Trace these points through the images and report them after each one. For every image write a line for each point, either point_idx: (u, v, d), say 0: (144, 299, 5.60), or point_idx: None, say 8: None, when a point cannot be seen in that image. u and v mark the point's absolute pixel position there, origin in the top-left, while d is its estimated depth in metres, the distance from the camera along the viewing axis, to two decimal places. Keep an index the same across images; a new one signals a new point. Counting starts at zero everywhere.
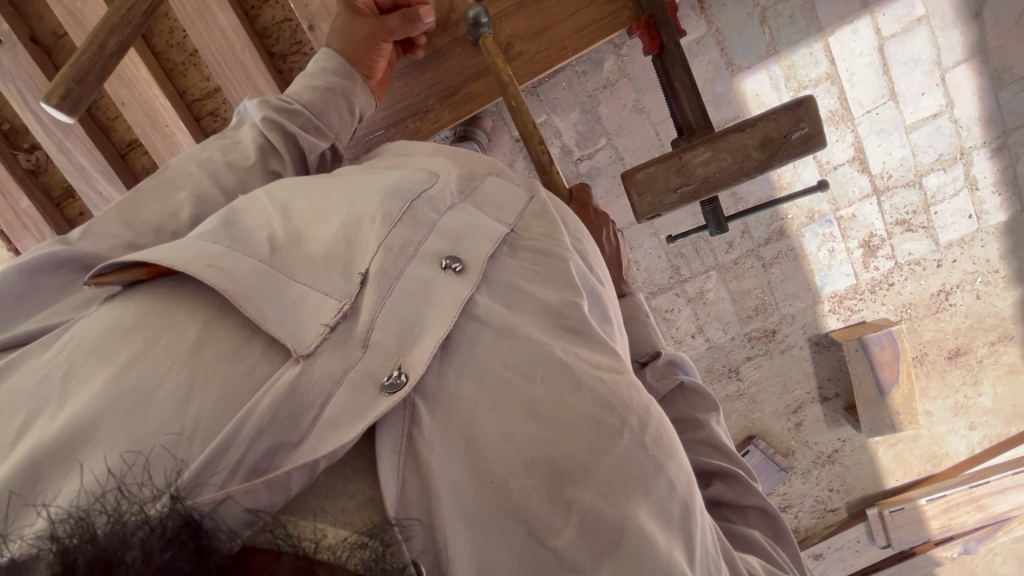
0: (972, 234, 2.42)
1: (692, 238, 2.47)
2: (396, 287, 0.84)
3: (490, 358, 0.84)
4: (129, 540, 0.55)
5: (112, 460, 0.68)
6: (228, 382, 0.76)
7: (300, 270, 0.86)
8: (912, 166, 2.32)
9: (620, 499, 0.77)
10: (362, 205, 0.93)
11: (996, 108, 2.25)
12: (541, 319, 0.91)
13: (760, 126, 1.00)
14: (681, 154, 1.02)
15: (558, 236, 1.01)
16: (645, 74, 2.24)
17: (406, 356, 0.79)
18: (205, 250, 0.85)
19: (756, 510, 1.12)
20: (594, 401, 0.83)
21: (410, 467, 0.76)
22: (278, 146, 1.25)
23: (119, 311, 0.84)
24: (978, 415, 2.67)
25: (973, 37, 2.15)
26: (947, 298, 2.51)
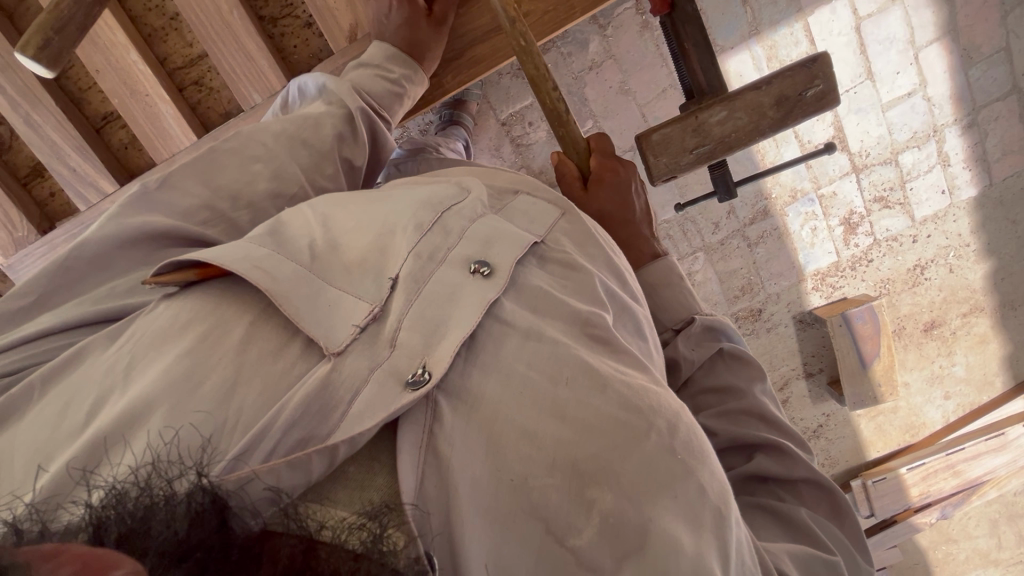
0: (945, 210, 2.50)
1: (678, 220, 2.49)
2: (424, 290, 0.79)
3: (514, 359, 0.77)
4: (153, 512, 0.53)
5: (155, 445, 0.65)
6: (268, 383, 0.71)
7: (335, 276, 0.81)
8: (888, 144, 2.38)
9: (644, 501, 0.70)
10: (397, 215, 0.89)
11: (966, 86, 2.33)
12: (569, 322, 0.84)
13: (775, 84, 1.00)
14: (698, 114, 1.02)
15: (591, 250, 0.96)
16: (631, 54, 2.24)
17: (431, 354, 0.74)
18: (250, 250, 0.80)
19: (806, 488, 1.04)
20: (621, 402, 0.75)
21: (431, 462, 0.71)
22: (358, 136, 1.26)
23: (173, 311, 0.79)
24: (952, 385, 2.77)
25: (944, 16, 2.22)
26: (922, 272, 2.59)
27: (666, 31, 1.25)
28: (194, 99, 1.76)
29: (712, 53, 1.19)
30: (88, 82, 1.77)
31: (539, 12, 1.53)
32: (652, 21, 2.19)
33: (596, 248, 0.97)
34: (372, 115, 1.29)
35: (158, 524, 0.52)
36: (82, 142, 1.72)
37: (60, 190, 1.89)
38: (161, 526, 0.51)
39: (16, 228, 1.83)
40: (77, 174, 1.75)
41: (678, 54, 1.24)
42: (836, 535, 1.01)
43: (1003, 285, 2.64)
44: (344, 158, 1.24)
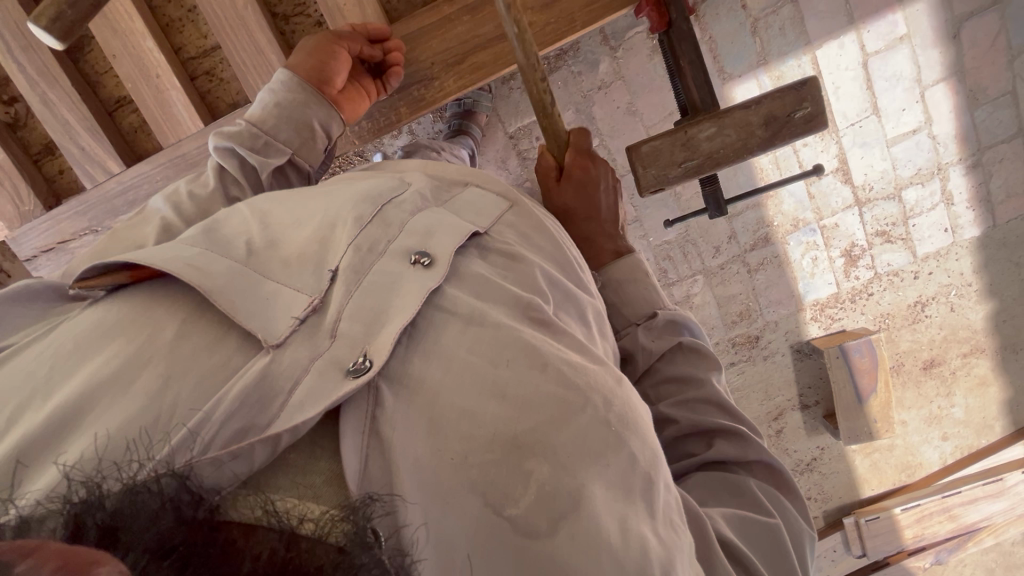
0: (947, 248, 2.50)
1: (679, 242, 2.50)
2: (365, 280, 0.78)
3: (456, 344, 0.76)
4: (139, 509, 0.48)
5: (90, 445, 0.60)
6: (203, 378, 0.68)
7: (274, 271, 0.80)
8: (892, 179, 2.40)
9: (579, 468, 0.71)
10: (337, 206, 0.89)
11: (971, 127, 2.34)
12: (511, 306, 0.83)
13: (764, 104, 1.02)
14: (687, 129, 1.04)
15: (538, 242, 1.00)
16: (639, 76, 2.28)
17: (373, 342, 0.72)
18: (183, 250, 0.80)
19: (757, 467, 1.02)
20: (560, 379, 0.76)
21: (374, 447, 0.68)
22: (241, 177, 1.25)
23: (100, 314, 0.76)
24: (950, 425, 2.73)
25: (951, 57, 2.25)
26: (923, 309, 2.58)
27: (665, 47, 1.32)
28: (205, 88, 1.82)
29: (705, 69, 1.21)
30: (105, 66, 1.83)
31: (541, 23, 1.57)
32: None
33: (546, 241, 1.01)
34: (241, 152, 1.25)
35: (138, 528, 0.46)
36: (93, 121, 1.77)
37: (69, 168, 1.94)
38: (145, 522, 0.46)
39: (24, 202, 1.88)
40: (86, 153, 1.80)
41: (675, 72, 1.29)
42: (785, 508, 0.99)
43: (1004, 327, 2.61)
44: (231, 197, 1.23)
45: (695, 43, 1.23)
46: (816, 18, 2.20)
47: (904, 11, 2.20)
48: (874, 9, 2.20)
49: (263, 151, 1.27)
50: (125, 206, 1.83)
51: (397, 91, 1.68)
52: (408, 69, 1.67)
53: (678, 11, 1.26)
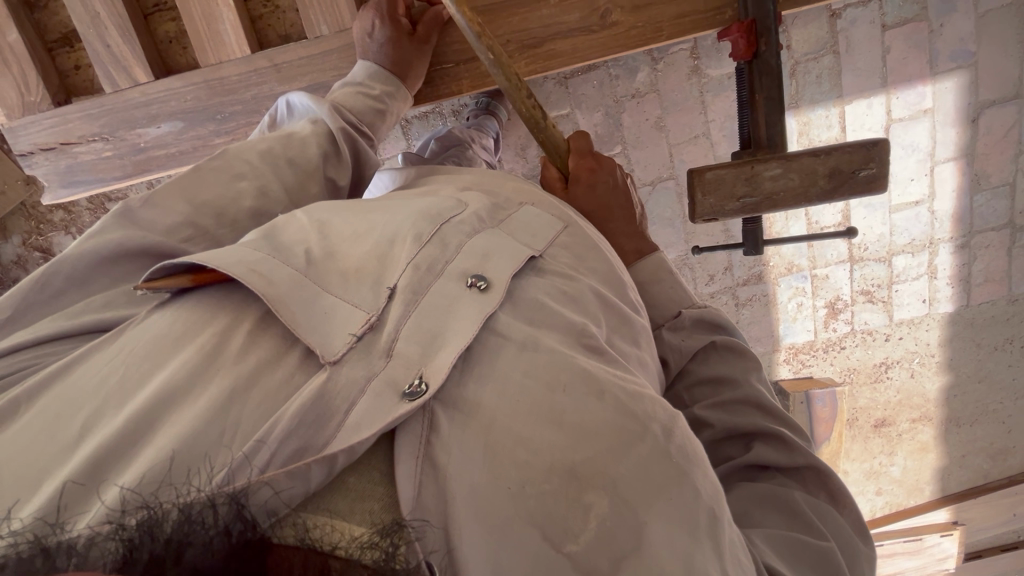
0: (920, 317, 2.61)
1: (677, 265, 2.53)
2: (422, 302, 0.78)
3: (512, 369, 0.78)
4: (191, 539, 0.51)
5: (152, 464, 0.61)
6: (266, 394, 0.69)
7: (332, 283, 0.79)
8: (887, 244, 2.48)
9: (639, 505, 0.72)
10: (396, 224, 0.88)
11: (968, 209, 2.44)
12: (566, 333, 0.84)
13: (833, 156, 1.01)
14: (754, 164, 1.03)
15: (587, 262, 1.00)
16: (675, 94, 2.27)
17: (428, 366, 0.73)
18: (244, 255, 0.78)
19: (810, 474, 0.98)
20: (618, 408, 0.77)
21: (428, 472, 0.69)
22: (343, 156, 1.25)
23: (168, 320, 0.76)
24: (886, 482, 2.89)
25: (966, 139, 2.33)
26: (887, 370, 2.70)
27: (745, 77, 1.33)
28: (256, 12, 1.70)
29: (779, 111, 1.26)
30: None
31: (626, 26, 1.52)
32: (702, 68, 2.24)
33: (600, 264, 1.01)
34: (362, 145, 1.31)
35: (190, 559, 0.50)
36: (124, 21, 1.62)
37: (87, 64, 1.80)
38: (198, 551, 0.50)
39: (29, 92, 1.71)
40: (111, 53, 1.65)
41: (748, 103, 1.32)
42: (838, 521, 0.95)
43: (954, 401, 2.76)
44: (328, 176, 1.22)
45: (780, 85, 1.24)
46: (853, 74, 2.24)
47: (935, 85, 2.25)
48: (908, 78, 2.24)
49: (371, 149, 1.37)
50: (144, 119, 1.71)
51: (465, 61, 1.60)
52: None
53: (770, 49, 1.25)
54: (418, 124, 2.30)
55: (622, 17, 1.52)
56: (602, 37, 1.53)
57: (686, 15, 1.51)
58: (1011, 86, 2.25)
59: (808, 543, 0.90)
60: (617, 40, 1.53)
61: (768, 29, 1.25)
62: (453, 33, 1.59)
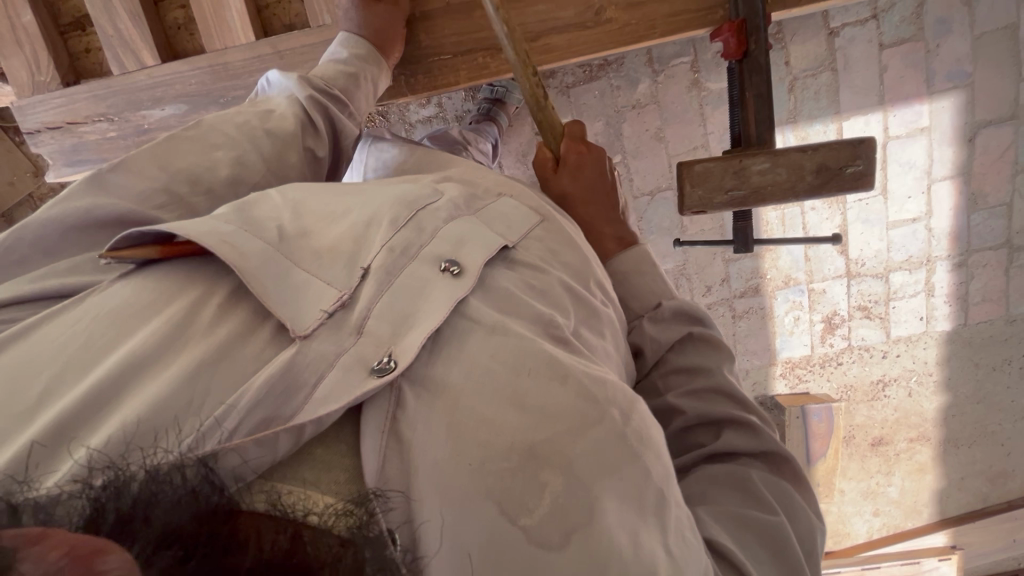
0: (918, 335, 2.61)
1: (673, 274, 2.54)
2: (395, 283, 0.79)
3: (479, 353, 0.78)
4: (159, 497, 0.50)
5: (120, 425, 0.62)
6: (236, 366, 0.70)
7: (304, 259, 0.80)
8: (884, 260, 2.49)
9: (592, 483, 0.73)
10: (373, 209, 0.90)
11: (965, 228, 2.45)
12: (536, 320, 0.85)
13: (820, 152, 1.03)
14: (742, 158, 1.05)
15: (562, 257, 1.02)
16: (674, 106, 2.31)
17: (398, 345, 0.74)
18: (217, 226, 0.79)
19: (773, 457, 0.99)
20: (580, 392, 0.78)
21: (393, 445, 0.71)
22: (319, 128, 1.30)
23: (138, 287, 0.77)
24: (883, 503, 2.85)
25: (963, 159, 2.35)
26: (884, 388, 2.69)
27: (736, 73, 1.36)
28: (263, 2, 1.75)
29: (768, 107, 1.29)
30: None
31: (621, 23, 1.55)
32: (702, 81, 2.27)
33: (574, 258, 1.04)
34: (331, 110, 1.34)
35: (158, 514, 0.48)
36: (135, 7, 1.67)
37: (98, 48, 1.84)
38: (165, 510, 0.49)
39: (40, 72, 1.76)
40: (121, 38, 1.71)
41: (739, 101, 1.35)
42: (800, 505, 0.95)
43: (952, 421, 2.73)
44: (308, 147, 1.27)
45: (768, 80, 1.27)
46: (850, 91, 2.27)
47: (931, 104, 2.28)
48: (905, 96, 2.27)
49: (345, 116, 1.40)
50: (149, 102, 1.74)
51: (461, 54, 1.64)
52: (478, 33, 1.62)
53: (759, 46, 1.29)
54: (421, 128, 2.35)
55: (618, 14, 1.55)
56: (597, 35, 1.57)
57: (680, 14, 1.53)
58: (1007, 107, 2.28)
59: (766, 521, 0.90)
60: (614, 36, 1.56)
61: (756, 26, 1.29)
62: (450, 28, 1.62)
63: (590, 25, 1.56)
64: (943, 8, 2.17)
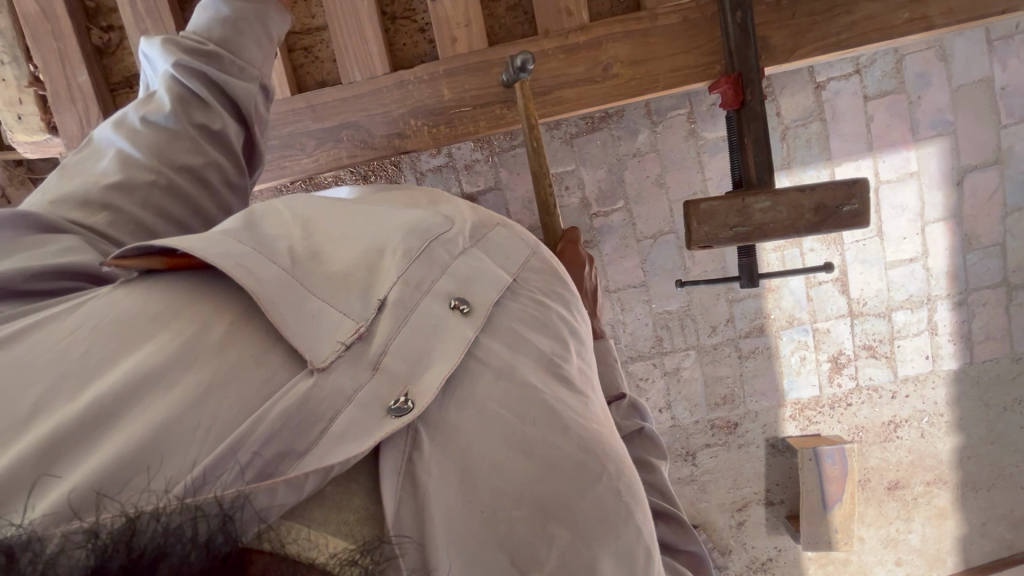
0: (925, 374, 2.61)
1: (679, 315, 2.57)
2: (410, 320, 0.77)
3: (486, 398, 0.77)
4: (169, 551, 0.47)
5: (117, 456, 0.58)
6: (245, 394, 0.66)
7: (317, 287, 0.77)
8: (885, 299, 2.53)
9: (592, 538, 0.73)
10: (384, 236, 0.86)
11: (962, 267, 2.50)
12: (537, 365, 0.84)
13: (817, 192, 1.09)
14: (744, 197, 1.11)
15: (555, 291, 0.98)
16: (673, 154, 2.43)
17: (414, 383, 0.72)
18: (231, 245, 0.76)
19: (687, 556, 1.10)
20: (582, 443, 0.77)
21: (408, 490, 0.68)
22: (208, 101, 1.19)
23: (141, 296, 0.73)
24: (905, 551, 2.75)
25: (953, 201, 2.44)
26: (895, 429, 2.66)
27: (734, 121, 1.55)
28: (299, 63, 1.89)
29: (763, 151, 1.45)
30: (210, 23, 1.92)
31: (624, 77, 1.66)
32: (698, 131, 2.40)
33: (567, 295, 0.99)
34: (205, 71, 1.19)
35: (165, 570, 0.45)
36: None
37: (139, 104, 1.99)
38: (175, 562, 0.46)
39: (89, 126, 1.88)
40: None
41: (738, 146, 1.55)
42: None
43: (967, 463, 2.69)
44: (198, 123, 1.17)
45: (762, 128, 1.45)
46: (839, 139, 2.39)
47: (918, 150, 2.40)
48: (892, 142, 2.39)
49: (234, 74, 1.24)
50: None
51: (481, 105, 1.75)
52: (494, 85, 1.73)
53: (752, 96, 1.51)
54: (432, 176, 2.45)
55: (621, 69, 1.65)
56: (604, 87, 1.68)
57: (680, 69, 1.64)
58: (991, 152, 2.40)
59: None
60: (619, 90, 1.67)
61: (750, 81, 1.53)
62: (467, 82, 1.74)
63: (597, 81, 1.66)
64: (921, 63, 2.32)
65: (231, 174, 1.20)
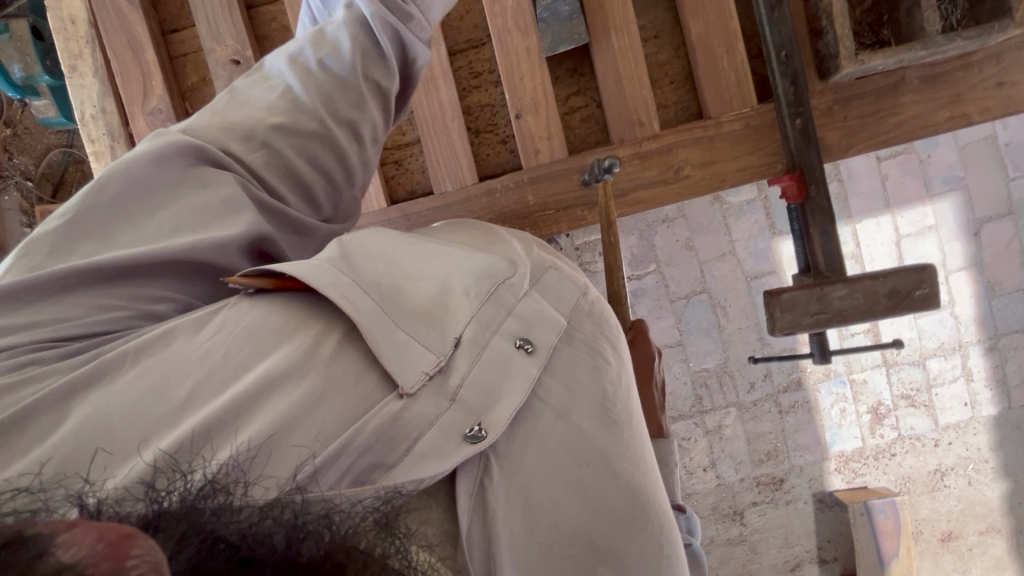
0: (966, 421, 2.62)
1: (717, 373, 2.60)
2: (485, 354, 0.72)
3: (547, 432, 0.72)
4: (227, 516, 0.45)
5: (241, 450, 0.57)
6: (346, 407, 0.64)
7: (400, 317, 0.72)
8: (918, 348, 2.58)
9: None
10: (456, 272, 0.80)
11: (989, 313, 2.56)
12: (593, 405, 0.75)
13: (889, 279, 1.05)
14: (822, 285, 1.06)
15: (605, 336, 0.85)
16: (700, 217, 2.54)
17: (489, 414, 0.68)
18: (329, 266, 0.73)
19: None
20: (638, 491, 0.72)
21: (478, 514, 0.66)
22: (390, 57, 0.98)
23: (260, 314, 0.69)
24: None
25: (972, 251, 2.53)
26: (942, 478, 2.64)
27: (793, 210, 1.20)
28: None
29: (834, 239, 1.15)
30: None
31: None
32: (723, 195, 2.52)
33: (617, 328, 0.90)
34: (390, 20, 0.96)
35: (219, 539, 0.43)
36: None
37: None
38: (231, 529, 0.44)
39: None
40: None
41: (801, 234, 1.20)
42: None
43: (1019, 509, 2.65)
44: (372, 80, 0.97)
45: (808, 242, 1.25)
46: (858, 199, 2.52)
47: (933, 205, 2.51)
48: (908, 199, 2.51)
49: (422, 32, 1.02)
50: None
51: None
52: None
53: None
54: None
55: None
56: None
57: None
58: (1003, 204, 2.51)
59: None
60: None
61: None
62: None
63: None
64: None
65: (380, 133, 1.02)
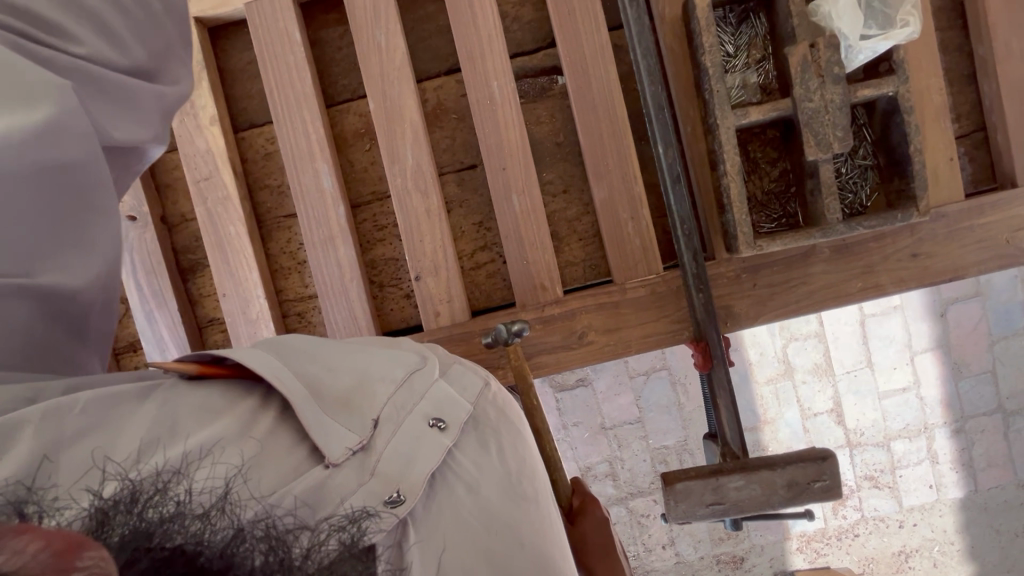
0: (931, 503, 2.56)
1: (677, 450, 2.56)
2: (402, 429, 0.73)
3: (451, 511, 0.70)
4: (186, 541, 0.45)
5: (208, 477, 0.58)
6: (283, 465, 0.64)
7: (326, 405, 0.74)
8: (882, 429, 2.53)
9: None
10: (374, 364, 0.82)
11: (955, 395, 2.51)
12: (497, 478, 0.74)
13: (789, 468, 1.02)
14: (719, 472, 1.03)
15: (513, 418, 0.83)
16: None
17: (406, 480, 0.69)
18: (266, 356, 0.77)
19: None
20: (542, 559, 0.71)
21: None
22: None
23: (197, 395, 0.71)
24: None
25: (939, 331, 2.48)
26: (906, 559, 2.58)
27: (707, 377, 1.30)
28: None
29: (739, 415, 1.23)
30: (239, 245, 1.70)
31: None
32: None
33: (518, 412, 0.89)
34: None
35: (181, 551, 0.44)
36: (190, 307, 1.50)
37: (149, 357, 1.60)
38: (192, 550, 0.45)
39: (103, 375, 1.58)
40: None
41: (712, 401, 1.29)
42: None
43: None
44: None
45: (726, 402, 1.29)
46: None
47: None
48: None
49: None
50: None
51: None
52: None
53: None
54: None
55: None
56: None
57: None
58: (969, 285, 2.46)
59: None
60: None
61: None
62: None
63: None
64: None
65: None
